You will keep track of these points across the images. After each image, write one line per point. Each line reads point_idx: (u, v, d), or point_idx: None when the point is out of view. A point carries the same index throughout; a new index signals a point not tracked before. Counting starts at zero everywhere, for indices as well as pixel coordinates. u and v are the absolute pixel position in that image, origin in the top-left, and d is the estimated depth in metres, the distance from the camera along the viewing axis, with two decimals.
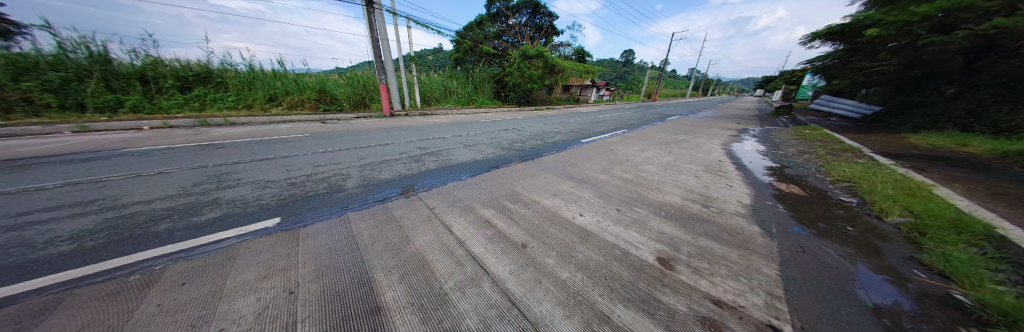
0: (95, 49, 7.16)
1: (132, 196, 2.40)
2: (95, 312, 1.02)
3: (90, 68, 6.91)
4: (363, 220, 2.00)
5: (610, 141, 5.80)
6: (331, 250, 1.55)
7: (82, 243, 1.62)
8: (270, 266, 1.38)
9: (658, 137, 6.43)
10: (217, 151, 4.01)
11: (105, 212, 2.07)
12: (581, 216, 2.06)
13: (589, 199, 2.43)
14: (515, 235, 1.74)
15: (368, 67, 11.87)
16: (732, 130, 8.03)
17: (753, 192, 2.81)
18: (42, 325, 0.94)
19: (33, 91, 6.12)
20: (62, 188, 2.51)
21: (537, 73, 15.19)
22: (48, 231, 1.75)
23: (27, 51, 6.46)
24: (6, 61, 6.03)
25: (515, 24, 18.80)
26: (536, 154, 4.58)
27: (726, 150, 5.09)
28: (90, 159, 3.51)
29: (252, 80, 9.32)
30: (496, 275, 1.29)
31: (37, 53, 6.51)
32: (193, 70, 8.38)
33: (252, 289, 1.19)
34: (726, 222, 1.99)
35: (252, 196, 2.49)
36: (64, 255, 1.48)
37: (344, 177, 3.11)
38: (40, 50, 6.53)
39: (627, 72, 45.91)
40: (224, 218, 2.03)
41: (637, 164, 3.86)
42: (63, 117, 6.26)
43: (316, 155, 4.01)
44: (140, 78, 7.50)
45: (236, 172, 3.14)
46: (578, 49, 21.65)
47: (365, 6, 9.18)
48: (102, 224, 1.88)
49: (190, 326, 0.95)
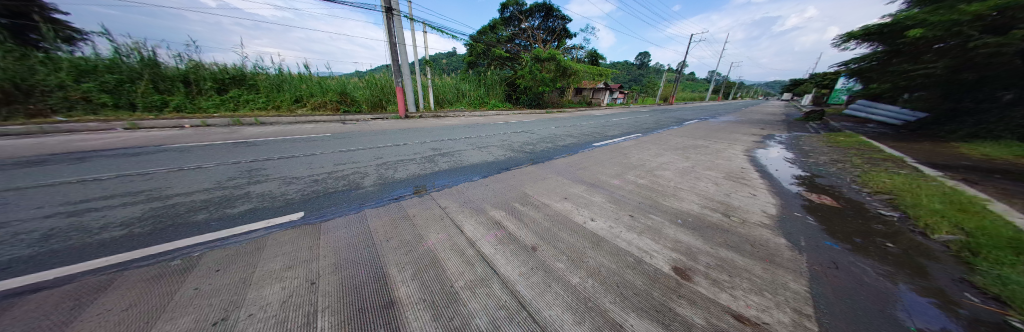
0: (145, 54, 7.95)
1: (175, 188, 2.63)
2: (140, 293, 1.13)
3: (140, 71, 7.68)
4: (378, 217, 2.07)
5: (624, 145, 5.67)
6: (350, 244, 1.63)
7: (131, 230, 1.79)
8: (294, 257, 1.46)
9: (674, 142, 6.22)
10: (248, 149, 4.31)
11: (153, 201, 2.29)
12: (592, 221, 2.03)
13: (600, 204, 2.39)
14: (525, 238, 1.73)
15: (385, 70, 12.35)
16: (755, 136, 7.61)
17: (779, 202, 2.65)
18: (97, 303, 1.05)
19: (92, 92, 6.89)
20: (118, 179, 2.80)
21: (549, 76, 15.15)
22: (104, 217, 1.95)
23: (88, 55, 7.31)
24: (71, 65, 6.91)
25: (528, 28, 18.95)
26: (547, 157, 4.56)
27: (749, 157, 4.81)
28: (139, 153, 3.87)
29: (281, 82, 9.91)
30: (506, 277, 1.30)
31: (96, 57, 7.35)
32: (230, 73, 9.06)
33: (277, 278, 1.26)
34: (749, 233, 1.89)
35: (279, 191, 2.66)
36: (115, 240, 1.64)
37: (362, 175, 3.25)
38: (99, 55, 7.34)
39: (642, 75, 44.75)
40: (254, 211, 2.18)
41: (651, 169, 3.74)
42: (116, 115, 6.99)
43: (335, 153, 4.21)
44: (182, 80, 8.23)
45: (265, 168, 3.36)
46: (591, 52, 21.48)
47: (384, 12, 9.60)
48: (147, 213, 2.07)
49: (223, 310, 1.03)
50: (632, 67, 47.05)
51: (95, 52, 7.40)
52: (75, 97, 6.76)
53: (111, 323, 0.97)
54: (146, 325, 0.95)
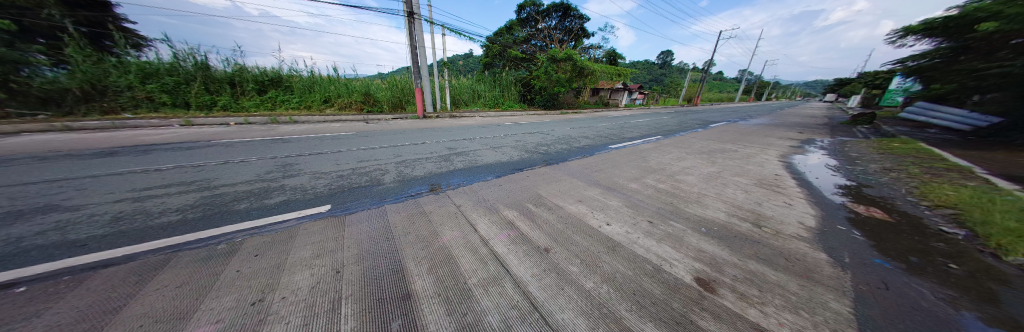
0: (199, 59, 8.89)
1: (222, 179, 2.93)
2: (192, 273, 1.27)
3: (194, 74, 8.61)
4: (397, 213, 2.16)
5: (643, 147, 5.46)
6: (371, 237, 1.72)
7: (186, 216, 2.02)
8: (322, 247, 1.57)
9: (698, 145, 5.88)
10: (283, 145, 4.67)
11: (203, 191, 2.56)
12: (608, 225, 1.97)
13: (617, 208, 2.32)
14: (537, 239, 1.73)
15: (406, 71, 12.85)
16: (792, 141, 6.98)
17: (818, 213, 2.41)
18: (158, 280, 1.20)
19: (154, 92, 7.88)
20: (176, 170, 3.17)
21: (565, 76, 14.95)
22: (165, 204, 2.22)
23: (152, 59, 8.28)
24: (139, 68, 7.90)
25: (545, 28, 18.84)
26: (561, 158, 4.51)
27: (784, 163, 4.42)
28: (193, 148, 4.35)
29: (312, 85, 10.57)
30: (519, 277, 1.30)
31: (159, 61, 8.32)
32: (269, 76, 9.84)
33: (307, 265, 1.36)
34: (784, 245, 1.73)
35: (309, 184, 2.87)
36: (173, 224, 1.86)
37: (382, 172, 3.40)
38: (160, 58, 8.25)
39: (664, 74, 42.77)
40: (287, 202, 2.36)
41: (673, 173, 3.56)
42: (172, 113, 7.94)
43: (359, 151, 4.45)
44: (229, 82, 9.12)
45: (297, 163, 3.64)
46: (609, 51, 20.93)
47: (406, 17, 10.00)
48: (199, 201, 2.32)
49: (259, 292, 1.13)
50: (653, 67, 45.19)
51: (158, 57, 8.39)
52: (140, 97, 7.74)
53: (168, 298, 1.10)
54: (196, 301, 1.07)
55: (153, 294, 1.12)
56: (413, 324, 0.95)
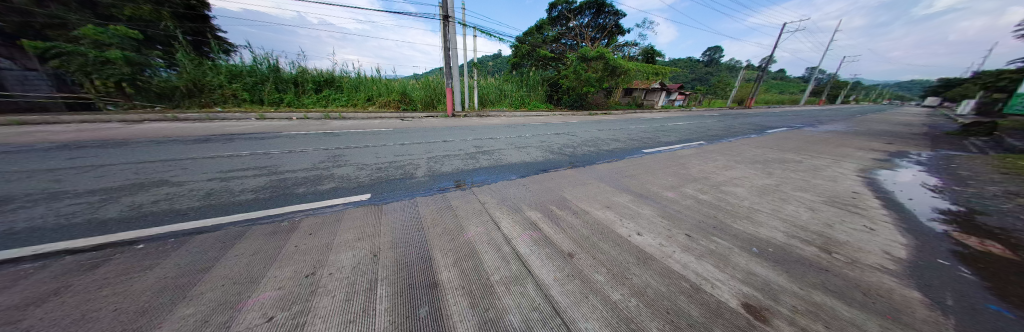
0: (272, 62, 10.41)
1: (285, 166, 3.40)
2: (262, 245, 1.50)
3: (268, 75, 10.12)
4: (427, 205, 2.29)
5: (682, 153, 5.00)
6: (404, 226, 1.85)
7: (258, 196, 2.40)
8: (362, 231, 1.73)
9: (749, 153, 5.20)
10: (333, 138, 5.26)
11: (272, 175, 3.01)
12: (638, 235, 1.85)
13: (649, 218, 2.16)
14: (561, 243, 1.69)
15: (439, 72, 13.55)
16: (875, 152, 5.81)
17: (910, 241, 1.96)
18: (236, 250, 1.44)
19: (237, 90, 9.47)
20: (252, 156, 3.77)
21: (596, 75, 14.35)
22: (244, 185, 2.67)
23: (238, 63, 9.92)
24: (229, 70, 9.56)
25: (576, 26, 18.32)
26: (588, 161, 4.35)
27: (863, 179, 3.69)
28: (265, 138, 5.12)
29: (359, 84, 11.69)
30: (541, 279, 1.28)
31: (242, 65, 9.94)
32: (324, 76, 11.12)
33: (350, 247, 1.51)
34: (862, 277, 1.44)
35: (353, 174, 3.19)
36: (250, 203, 2.22)
37: (415, 166, 3.64)
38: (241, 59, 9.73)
39: (710, 73, 38.68)
40: (335, 189, 2.66)
41: (717, 184, 3.19)
42: (250, 107, 9.44)
43: (395, 146, 4.81)
44: (293, 82, 10.53)
45: (344, 154, 4.07)
46: (647, 48, 19.57)
47: (442, 20, 10.53)
48: (268, 183, 2.74)
49: (310, 267, 1.28)
50: (697, 65, 41.17)
51: (242, 61, 10.03)
52: (228, 94, 9.42)
53: (244, 264, 1.31)
54: (264, 269, 1.26)
55: (233, 259, 1.35)
56: (438, 313, 1.00)
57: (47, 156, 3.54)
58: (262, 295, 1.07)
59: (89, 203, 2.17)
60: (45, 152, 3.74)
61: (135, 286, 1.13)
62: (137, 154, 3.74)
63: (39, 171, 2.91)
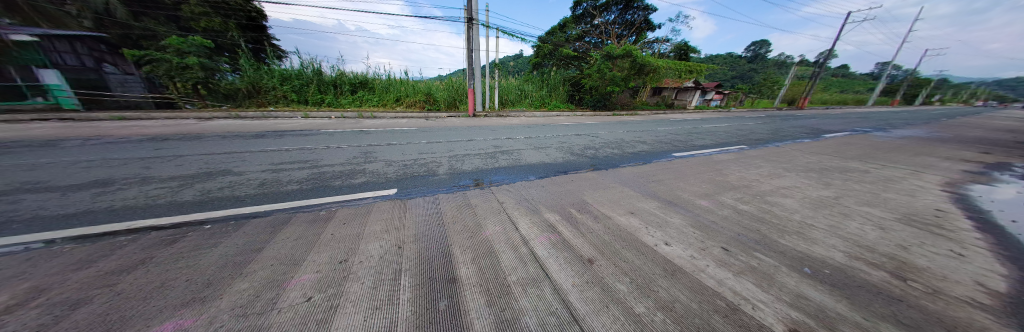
0: (316, 66, 11.47)
1: (323, 160, 3.73)
2: (303, 232, 1.66)
3: (312, 78, 11.18)
4: (448, 202, 2.38)
5: (717, 158, 4.59)
6: (426, 221, 1.93)
7: (301, 186, 2.67)
8: (388, 224, 1.84)
9: (800, 160, 4.61)
10: (364, 136, 5.66)
11: (313, 168, 3.33)
12: (664, 244, 1.73)
13: (679, 227, 2.01)
14: (581, 247, 1.64)
15: (462, 73, 13.92)
16: (969, 163, 4.83)
17: (1018, 272, 1.59)
18: (281, 235, 1.61)
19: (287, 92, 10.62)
20: (296, 151, 4.19)
21: (622, 74, 13.72)
22: (290, 176, 2.98)
23: (288, 67, 11.09)
24: (281, 74, 10.72)
25: (602, 24, 17.68)
26: (611, 163, 4.18)
27: (950, 195, 3.08)
28: (307, 134, 5.66)
29: (389, 85, 12.43)
30: (559, 284, 1.25)
31: (292, 69, 11.08)
32: (359, 78, 11.99)
33: (377, 238, 1.61)
34: (950, 311, 1.18)
35: (381, 170, 3.40)
36: (293, 193, 2.48)
37: (437, 164, 3.78)
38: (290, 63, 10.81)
39: (754, 70, 34.99)
40: (365, 183, 2.85)
41: (760, 193, 2.88)
42: (297, 107, 10.51)
43: (419, 144, 5.05)
44: (333, 84, 11.51)
45: (374, 151, 4.36)
46: (680, 45, 18.27)
47: (466, 23, 10.81)
48: (309, 175, 3.02)
49: (342, 255, 1.39)
50: (738, 62, 37.50)
51: (292, 66, 11.18)
52: (280, 95, 10.61)
53: (289, 247, 1.46)
54: (305, 253, 1.40)
55: (280, 242, 1.52)
56: (456, 308, 1.02)
57: (142, 147, 4.27)
58: (303, 277, 1.18)
59: (172, 187, 2.58)
60: (141, 143, 4.51)
61: (203, 261, 1.32)
62: (208, 146, 4.36)
63: (138, 160, 3.52)
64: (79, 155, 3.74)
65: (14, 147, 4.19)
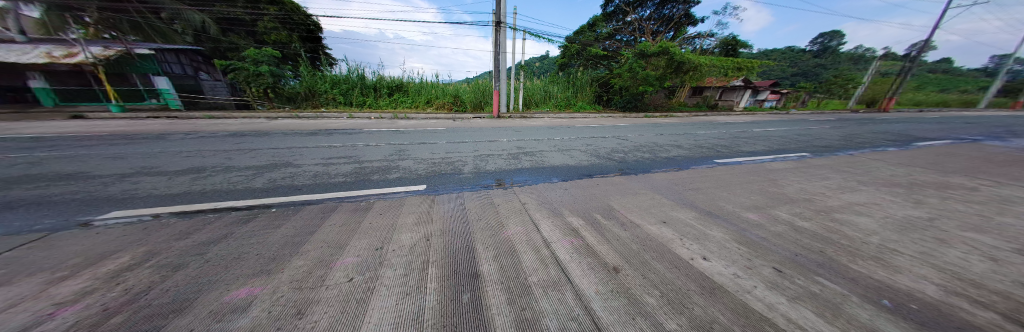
0: (359, 71, 12.68)
1: (363, 156, 4.11)
2: (344, 220, 1.84)
3: (356, 81, 12.39)
4: (472, 200, 2.46)
5: (770, 166, 4.05)
6: (452, 217, 2.02)
7: (345, 179, 2.98)
8: (418, 217, 1.96)
9: (880, 172, 3.86)
10: (398, 135, 6.09)
11: (355, 163, 3.70)
12: (701, 259, 1.58)
13: (720, 241, 1.82)
14: (606, 254, 1.58)
15: (488, 75, 14.27)
16: None
17: None
18: (327, 222, 1.80)
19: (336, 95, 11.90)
20: (341, 147, 4.68)
21: (656, 73, 12.85)
22: (335, 170, 3.33)
23: (337, 73, 12.43)
24: (332, 79, 12.07)
25: (636, 20, 16.73)
26: (641, 168, 3.93)
27: None
28: (350, 133, 6.28)
29: (421, 87, 13.22)
30: (581, 289, 1.22)
31: (340, 74, 12.42)
32: (395, 82, 12.96)
33: (408, 230, 1.73)
34: None
35: (412, 167, 3.64)
36: (338, 185, 2.77)
37: (463, 163, 3.93)
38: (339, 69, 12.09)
39: (821, 66, 30.10)
40: (398, 179, 3.08)
41: (824, 209, 2.47)
42: (343, 108, 11.74)
43: (447, 144, 5.29)
44: (373, 87, 12.63)
45: (406, 149, 4.68)
46: (726, 39, 16.49)
47: (494, 26, 11.07)
48: (352, 170, 3.36)
49: (377, 244, 1.51)
50: (800, 57, 32.62)
51: (340, 71, 12.52)
52: (330, 97, 11.95)
53: (334, 232, 1.64)
54: (348, 238, 1.56)
55: (327, 228, 1.71)
56: (478, 302, 1.06)
57: (225, 141, 5.14)
58: (345, 260, 1.32)
59: (247, 175, 3.06)
60: (224, 138, 5.44)
61: (268, 240, 1.54)
62: (272, 142, 5.08)
63: (222, 152, 4.25)
64: (182, 146, 4.63)
65: (140, 138, 5.34)
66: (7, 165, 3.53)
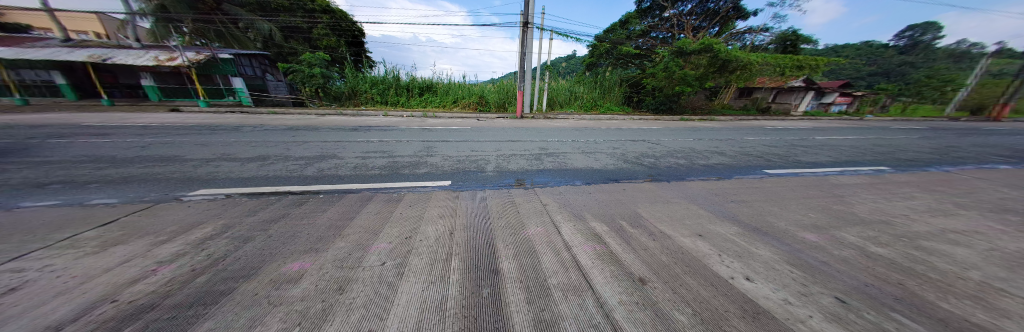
0: (395, 72, 13.60)
1: (394, 151, 4.41)
2: (378, 209, 2.00)
3: (391, 81, 13.29)
4: (494, 198, 2.51)
5: (835, 181, 3.48)
6: (474, 213, 2.08)
7: (379, 172, 3.22)
8: (442, 211, 2.05)
9: (991, 194, 3.12)
10: (426, 133, 6.42)
11: (388, 157, 3.99)
12: (743, 279, 1.42)
13: (766, 261, 1.62)
14: (630, 263, 1.50)
15: (513, 76, 14.35)
16: None
17: None
18: (363, 210, 1.97)
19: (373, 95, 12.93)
20: (376, 142, 5.08)
21: (696, 73, 11.80)
22: (370, 163, 3.62)
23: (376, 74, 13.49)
24: (371, 80, 13.12)
25: (674, 16, 15.54)
26: (673, 175, 3.66)
27: None
28: (384, 130, 6.77)
29: (449, 87, 13.75)
30: (602, 297, 1.18)
31: (378, 75, 13.46)
32: (426, 82, 13.67)
33: (432, 222, 1.82)
34: None
35: (438, 163, 3.81)
36: (373, 177, 3.01)
37: (486, 161, 4.01)
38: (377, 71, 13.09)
39: (910, 64, 25.14)
40: (425, 174, 3.25)
41: (906, 234, 2.06)
42: (379, 107, 12.70)
43: (471, 142, 5.45)
44: (406, 87, 13.46)
45: (433, 147, 4.91)
46: (783, 34, 14.56)
47: (522, 27, 11.09)
48: (385, 164, 3.62)
49: (405, 233, 1.61)
50: (881, 54, 27.60)
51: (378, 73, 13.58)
52: (368, 97, 13.03)
53: (369, 220, 1.79)
54: (380, 226, 1.69)
55: (363, 215, 1.87)
56: (498, 299, 1.08)
57: (283, 133, 5.88)
58: (378, 246, 1.43)
59: (299, 165, 3.48)
60: (282, 131, 6.23)
61: (314, 222, 1.73)
62: (319, 136, 5.69)
63: (280, 143, 4.87)
64: (250, 137, 5.40)
65: (219, 130, 6.33)
66: (128, 148, 4.44)
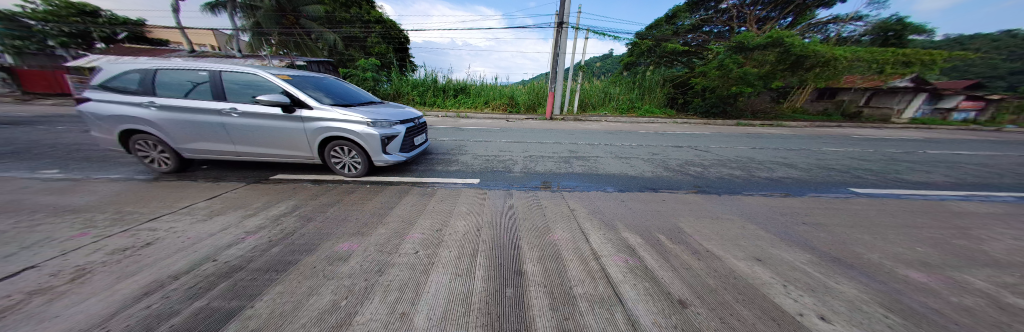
0: (433, 75, 14.55)
1: (429, 149, 4.70)
2: (413, 202, 2.14)
3: (429, 83, 14.23)
4: (521, 199, 2.51)
5: (957, 208, 2.70)
6: (501, 213, 2.11)
7: (415, 168, 3.46)
8: (471, 209, 2.12)
9: None
10: (458, 133, 6.72)
11: (424, 154, 4.27)
12: (816, 317, 1.17)
13: (850, 299, 1.31)
14: (667, 282, 1.36)
15: (545, 77, 14.22)
16: None
17: None
18: (400, 201, 2.14)
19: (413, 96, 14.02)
20: None
21: (757, 71, 10.29)
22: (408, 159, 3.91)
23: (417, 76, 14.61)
24: (412, 82, 14.26)
25: (732, 7, 13.74)
26: (724, 188, 3.21)
27: None
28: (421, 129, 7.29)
29: (482, 89, 14.21)
30: (634, 315, 1.08)
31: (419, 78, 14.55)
32: (461, 84, 14.33)
33: (461, 218, 1.89)
34: None
35: (469, 162, 3.94)
36: (409, 171, 3.24)
37: (514, 162, 4.04)
38: (418, 74, 14.17)
39: None
40: (456, 171, 3.39)
41: None
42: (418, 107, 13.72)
43: (500, 143, 5.54)
44: (442, 89, 14.29)
45: (464, 146, 5.12)
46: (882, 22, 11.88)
47: (556, 28, 10.91)
48: (421, 160, 3.88)
49: (436, 226, 1.71)
50: None
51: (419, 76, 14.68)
52: (409, 97, 14.20)
53: (405, 211, 1.93)
54: (415, 218, 1.81)
55: (400, 206, 2.03)
56: (521, 301, 1.06)
57: None
58: (413, 235, 1.55)
59: None
60: None
61: (360, 209, 1.94)
62: None
63: None
64: None
65: None
66: None
